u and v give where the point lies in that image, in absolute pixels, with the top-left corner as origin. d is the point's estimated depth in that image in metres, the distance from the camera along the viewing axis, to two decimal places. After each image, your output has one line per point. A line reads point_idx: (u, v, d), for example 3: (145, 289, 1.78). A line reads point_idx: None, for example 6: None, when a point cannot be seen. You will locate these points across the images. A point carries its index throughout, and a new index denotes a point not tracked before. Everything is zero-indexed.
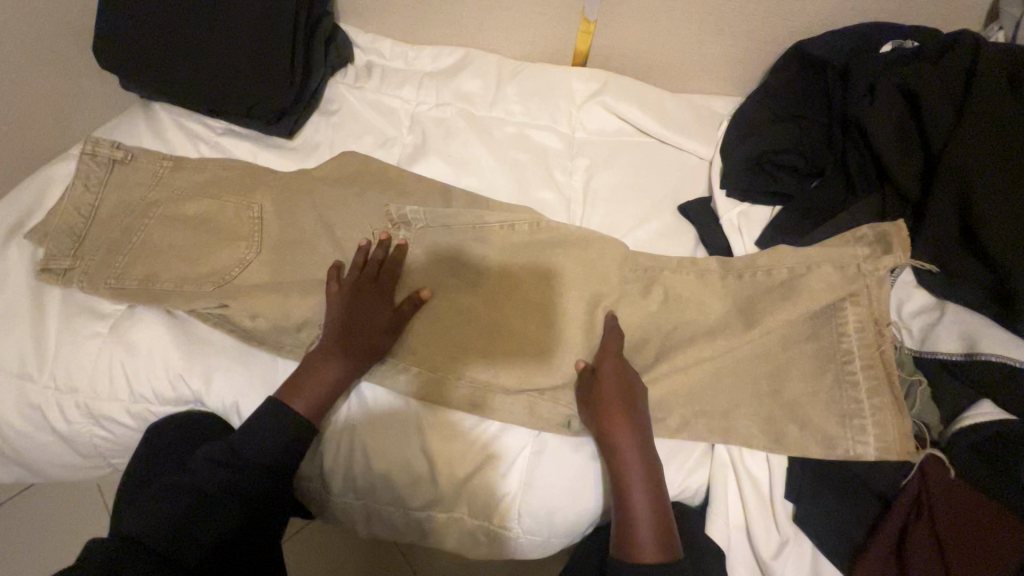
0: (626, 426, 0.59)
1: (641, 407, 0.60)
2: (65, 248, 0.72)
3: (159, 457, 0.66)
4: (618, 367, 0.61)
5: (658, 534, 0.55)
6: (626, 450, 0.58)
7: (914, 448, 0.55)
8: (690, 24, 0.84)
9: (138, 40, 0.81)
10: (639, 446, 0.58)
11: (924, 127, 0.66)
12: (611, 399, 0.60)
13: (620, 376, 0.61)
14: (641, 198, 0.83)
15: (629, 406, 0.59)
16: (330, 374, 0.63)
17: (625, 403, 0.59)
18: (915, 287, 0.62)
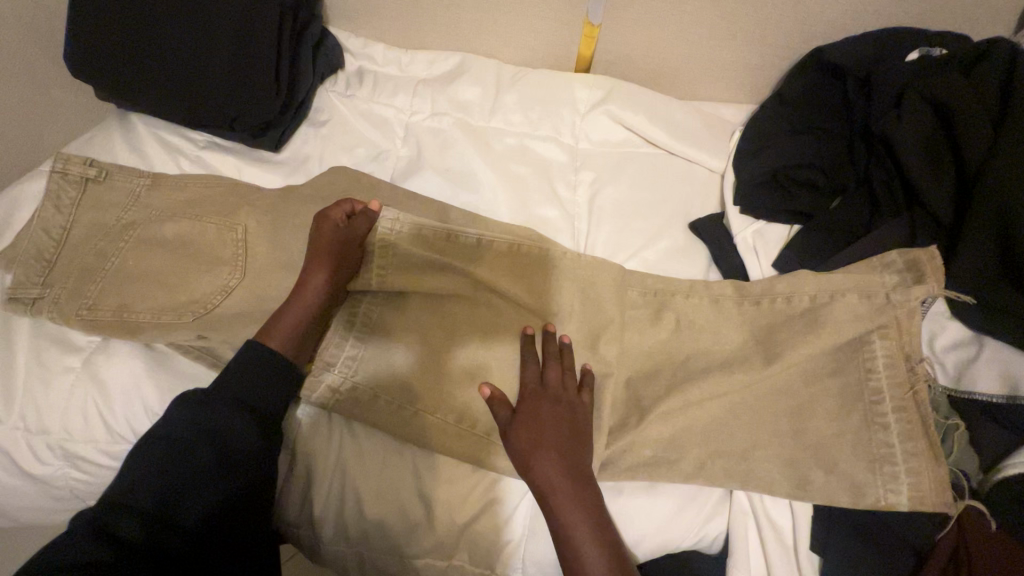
0: (555, 475, 0.54)
1: (567, 448, 0.56)
2: (33, 275, 0.66)
3: None
4: (534, 413, 0.57)
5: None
6: (559, 505, 0.53)
7: (951, 498, 0.51)
8: (701, 28, 0.79)
9: (110, 49, 0.76)
10: (577, 491, 0.54)
11: (957, 147, 0.62)
12: (532, 445, 0.56)
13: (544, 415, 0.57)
14: (650, 214, 0.78)
15: (549, 455, 0.55)
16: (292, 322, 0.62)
17: (544, 452, 0.55)
18: (948, 319, 0.59)
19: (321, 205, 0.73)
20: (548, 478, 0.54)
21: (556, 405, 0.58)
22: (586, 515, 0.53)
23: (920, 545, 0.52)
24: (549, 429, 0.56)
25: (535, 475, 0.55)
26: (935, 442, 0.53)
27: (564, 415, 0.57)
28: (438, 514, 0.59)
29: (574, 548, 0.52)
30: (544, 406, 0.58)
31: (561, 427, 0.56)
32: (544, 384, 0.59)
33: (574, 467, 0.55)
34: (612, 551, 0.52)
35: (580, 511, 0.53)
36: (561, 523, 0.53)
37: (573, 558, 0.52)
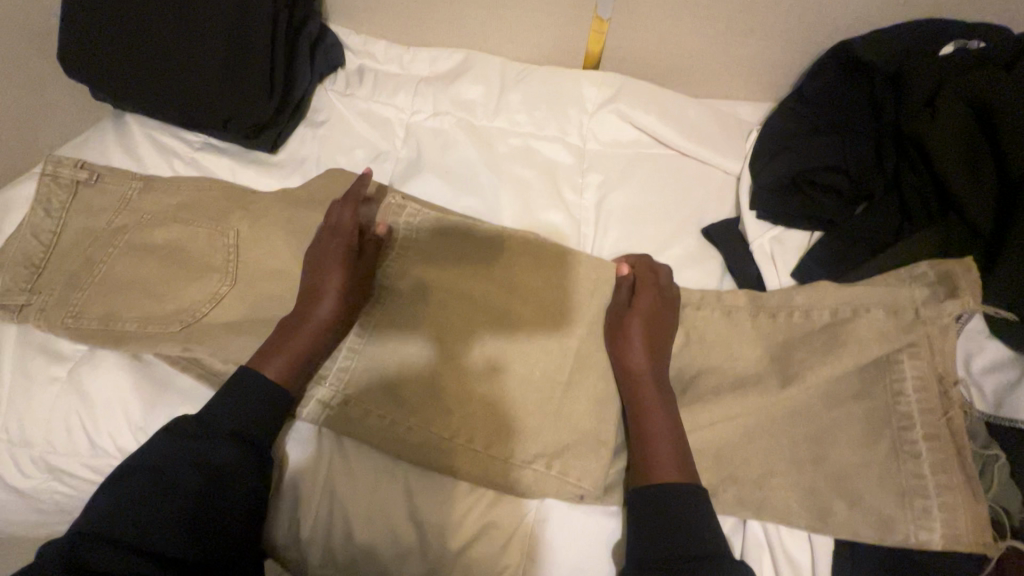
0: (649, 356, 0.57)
1: (664, 340, 0.59)
2: (21, 281, 0.65)
3: None
4: (647, 300, 0.60)
5: (677, 464, 0.52)
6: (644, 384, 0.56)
7: (992, 539, 0.46)
8: (716, 23, 0.75)
9: (100, 49, 0.74)
10: (660, 380, 0.56)
11: (1000, 147, 0.57)
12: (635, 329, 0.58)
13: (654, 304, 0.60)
14: (661, 220, 0.74)
15: (650, 338, 0.58)
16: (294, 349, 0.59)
17: (647, 336, 0.58)
18: (986, 338, 0.54)
19: (318, 209, 0.71)
20: (642, 355, 0.57)
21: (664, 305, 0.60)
22: (665, 400, 0.55)
23: None
24: (656, 319, 0.59)
25: (631, 348, 0.57)
26: (972, 475, 0.48)
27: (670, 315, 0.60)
28: (428, 538, 0.56)
29: (645, 422, 0.54)
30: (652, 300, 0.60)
31: (663, 323, 0.59)
32: (659, 283, 0.62)
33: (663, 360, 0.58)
34: (677, 439, 0.54)
35: (661, 393, 0.56)
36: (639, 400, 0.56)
37: (641, 431, 0.54)
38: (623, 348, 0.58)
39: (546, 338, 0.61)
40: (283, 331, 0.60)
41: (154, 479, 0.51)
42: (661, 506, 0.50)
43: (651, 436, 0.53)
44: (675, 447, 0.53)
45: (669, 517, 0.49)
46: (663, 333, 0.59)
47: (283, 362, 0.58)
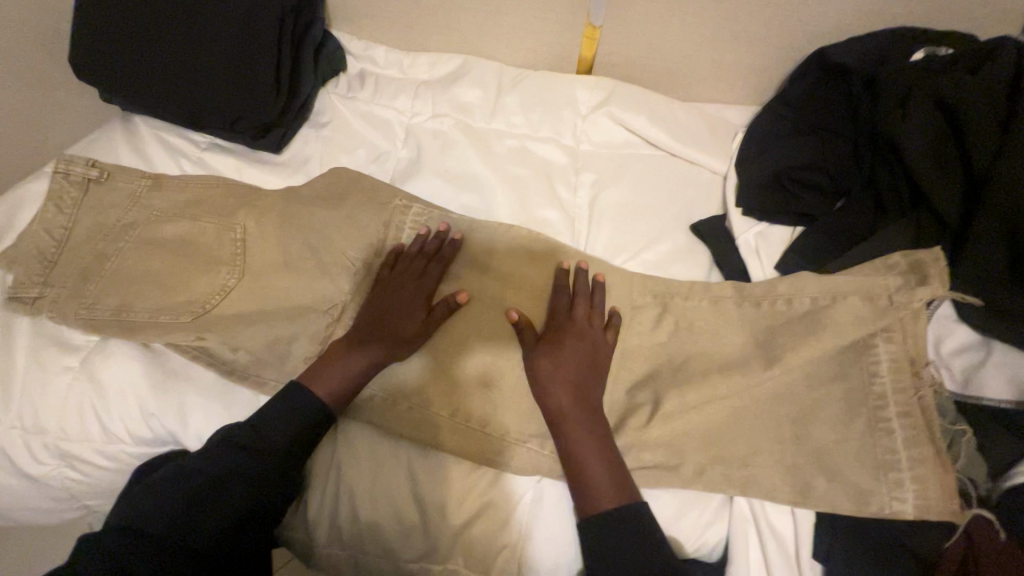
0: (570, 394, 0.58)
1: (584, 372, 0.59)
2: (35, 275, 0.67)
3: None
4: (561, 336, 0.60)
5: (614, 490, 0.54)
6: (569, 419, 0.57)
7: (961, 508, 0.50)
8: (702, 30, 0.79)
9: (113, 53, 0.77)
10: (586, 414, 0.57)
11: (966, 145, 0.61)
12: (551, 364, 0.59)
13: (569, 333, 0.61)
14: (652, 216, 0.77)
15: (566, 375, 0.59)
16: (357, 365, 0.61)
17: (567, 368, 0.59)
18: (956, 322, 0.57)
19: (320, 205, 0.72)
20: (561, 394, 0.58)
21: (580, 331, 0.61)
22: (591, 435, 0.56)
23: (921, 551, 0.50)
24: (571, 350, 0.60)
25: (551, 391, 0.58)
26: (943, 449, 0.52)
27: (586, 337, 0.61)
28: (430, 517, 0.58)
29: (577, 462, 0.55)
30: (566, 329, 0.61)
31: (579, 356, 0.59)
32: (571, 319, 0.62)
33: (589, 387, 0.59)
34: (611, 469, 0.55)
35: (586, 428, 0.56)
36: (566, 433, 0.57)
37: (573, 469, 0.55)
38: (544, 392, 0.59)
39: (536, 327, 0.64)
40: (355, 336, 0.62)
41: (170, 485, 0.54)
42: (609, 529, 0.52)
43: (584, 473, 0.55)
44: (611, 478, 0.55)
45: (619, 535, 0.52)
46: (583, 360, 0.60)
47: (353, 368, 0.61)
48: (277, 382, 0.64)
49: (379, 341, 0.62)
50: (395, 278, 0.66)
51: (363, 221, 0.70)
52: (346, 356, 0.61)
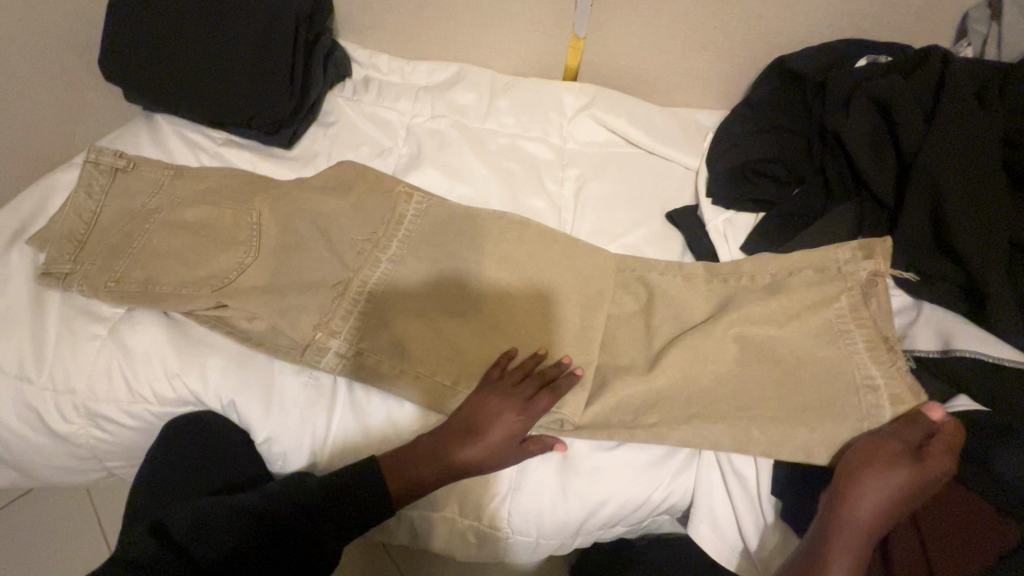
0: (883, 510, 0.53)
1: (908, 503, 0.54)
2: (66, 253, 0.73)
3: (175, 455, 0.70)
4: (927, 465, 0.53)
5: None
6: (846, 537, 0.52)
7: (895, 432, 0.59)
8: (675, 40, 0.88)
9: (140, 55, 0.83)
10: (860, 543, 0.52)
11: (896, 137, 0.70)
12: (876, 477, 0.54)
13: (926, 470, 0.53)
14: (631, 206, 0.85)
15: (895, 499, 0.53)
16: (431, 471, 0.62)
17: (891, 495, 0.53)
18: (894, 290, 0.67)
19: (329, 194, 0.79)
20: (869, 510, 0.53)
21: (936, 469, 0.53)
22: (859, 564, 0.52)
23: None
24: (909, 484, 0.53)
25: (859, 493, 0.53)
26: (906, 399, 0.59)
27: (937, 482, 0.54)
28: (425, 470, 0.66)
29: (827, 566, 0.51)
30: (929, 461, 0.54)
31: (917, 488, 0.53)
32: (939, 467, 0.53)
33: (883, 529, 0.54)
34: None
35: (873, 536, 0.53)
36: (832, 548, 0.52)
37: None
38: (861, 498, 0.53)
39: (527, 314, 0.71)
40: (444, 439, 0.62)
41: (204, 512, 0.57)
42: None
43: None
44: None
45: None
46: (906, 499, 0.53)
47: (426, 472, 0.62)
48: (290, 348, 0.70)
49: (471, 451, 0.62)
50: (499, 392, 0.63)
51: (370, 208, 0.78)
52: (425, 462, 0.62)
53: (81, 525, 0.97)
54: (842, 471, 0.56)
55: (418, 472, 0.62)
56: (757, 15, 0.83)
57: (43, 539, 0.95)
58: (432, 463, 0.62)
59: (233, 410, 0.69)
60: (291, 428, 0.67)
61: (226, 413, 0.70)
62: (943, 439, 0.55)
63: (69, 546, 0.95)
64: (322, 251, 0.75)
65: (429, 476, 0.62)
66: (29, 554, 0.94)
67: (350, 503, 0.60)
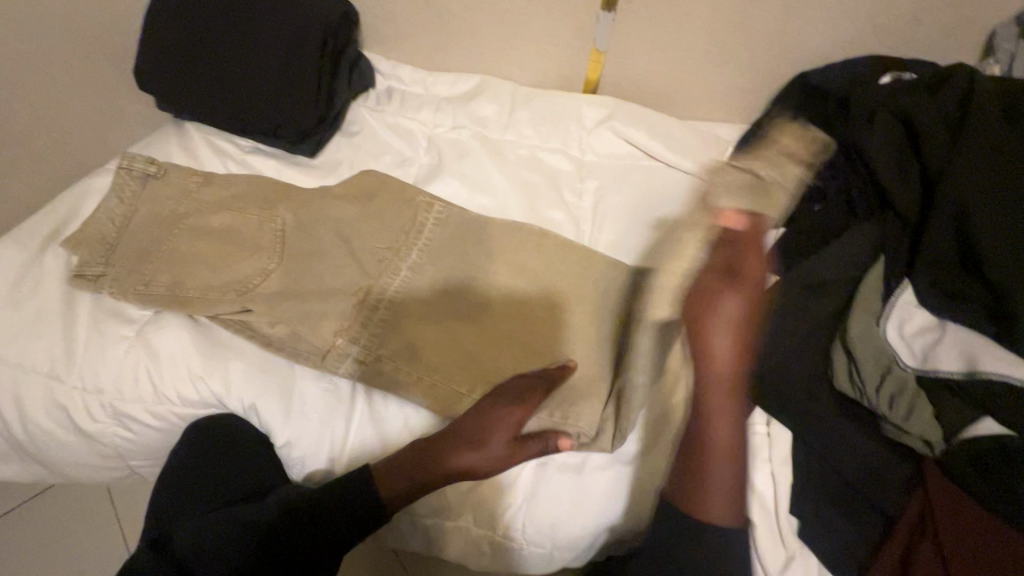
0: (729, 353, 0.66)
1: (749, 344, 0.67)
2: (98, 256, 0.75)
3: (195, 462, 0.70)
4: (733, 310, 0.67)
5: (725, 505, 0.62)
6: (715, 399, 0.65)
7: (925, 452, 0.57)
8: (696, 55, 0.89)
9: (172, 65, 0.86)
10: (733, 406, 0.64)
11: (921, 155, 0.70)
12: (714, 330, 0.67)
13: (749, 311, 0.67)
14: (649, 218, 0.85)
15: (732, 338, 0.66)
16: (435, 470, 0.62)
17: (730, 340, 0.66)
18: (915, 306, 0.64)
19: (351, 203, 0.80)
20: (718, 354, 0.66)
21: (750, 304, 0.67)
22: (733, 418, 0.64)
23: (890, 510, 0.58)
24: (738, 326, 0.67)
25: (710, 352, 0.66)
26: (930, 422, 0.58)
27: (755, 312, 0.68)
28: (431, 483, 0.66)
29: (704, 428, 0.64)
30: (741, 305, 0.67)
31: (741, 329, 0.66)
32: (750, 308, 0.67)
33: (742, 381, 0.66)
34: (730, 441, 0.63)
35: (733, 385, 0.65)
36: (705, 411, 0.65)
37: (698, 451, 0.63)
38: (709, 362, 0.66)
39: (545, 325, 0.71)
40: (446, 440, 0.63)
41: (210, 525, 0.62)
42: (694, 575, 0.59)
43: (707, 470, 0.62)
44: (731, 434, 0.64)
45: None
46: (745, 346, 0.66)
47: (431, 472, 0.63)
48: (310, 353, 0.71)
49: (474, 452, 0.63)
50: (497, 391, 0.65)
51: (391, 217, 0.79)
52: (429, 463, 0.63)
53: (104, 525, 0.99)
54: (686, 338, 0.69)
55: (423, 471, 0.63)
56: (778, 30, 0.84)
57: (68, 536, 0.97)
58: (436, 463, 0.63)
59: (253, 414, 0.70)
60: (311, 433, 0.68)
61: (246, 417, 0.71)
62: (744, 278, 0.68)
63: (91, 542, 0.97)
64: (343, 258, 0.76)
65: (434, 476, 0.63)
66: (55, 550, 0.96)
67: (348, 517, 0.62)
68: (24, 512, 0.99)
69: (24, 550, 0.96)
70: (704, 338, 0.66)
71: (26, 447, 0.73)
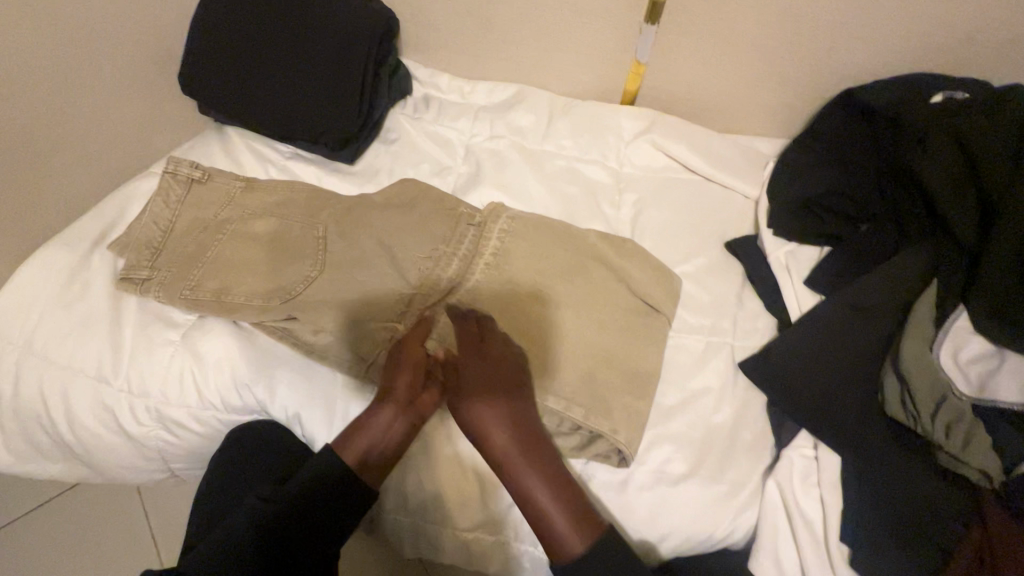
0: (507, 419, 0.63)
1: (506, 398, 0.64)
2: (143, 259, 0.75)
3: (238, 461, 0.74)
4: (479, 369, 0.64)
5: (576, 528, 0.59)
6: (510, 461, 0.62)
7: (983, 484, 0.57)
8: (739, 69, 0.88)
9: (217, 71, 0.87)
10: (513, 449, 0.62)
11: (977, 179, 0.69)
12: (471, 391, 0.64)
13: (489, 365, 0.65)
14: (690, 233, 0.85)
15: (509, 412, 0.63)
16: (381, 428, 0.64)
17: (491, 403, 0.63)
18: (971, 333, 0.63)
19: (391, 211, 0.80)
20: (491, 426, 0.63)
21: (484, 364, 0.65)
22: (550, 469, 0.62)
23: (946, 544, 0.56)
24: (491, 383, 0.64)
25: (477, 415, 0.64)
26: (989, 453, 0.57)
27: (506, 375, 0.65)
28: (470, 499, 0.66)
29: (522, 481, 0.61)
30: (482, 363, 0.65)
31: (494, 387, 0.64)
32: (485, 364, 0.65)
33: (520, 432, 0.63)
34: (525, 489, 0.61)
35: (512, 440, 0.62)
36: (508, 466, 0.62)
37: (527, 506, 0.61)
38: (520, 422, 0.63)
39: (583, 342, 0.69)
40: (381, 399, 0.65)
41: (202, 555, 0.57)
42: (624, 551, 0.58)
43: (540, 511, 0.60)
44: (541, 480, 0.61)
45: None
46: (509, 395, 0.64)
47: (377, 431, 0.64)
48: (351, 363, 0.70)
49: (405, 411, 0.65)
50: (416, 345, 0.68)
51: (431, 226, 0.79)
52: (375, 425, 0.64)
53: (138, 527, 1.00)
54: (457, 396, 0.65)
55: (371, 435, 0.64)
56: (824, 45, 0.83)
57: (103, 537, 0.98)
58: (381, 420, 0.64)
59: (296, 423, 0.71)
60: None
61: (289, 425, 0.72)
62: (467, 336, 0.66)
63: (123, 542, 0.98)
64: (383, 267, 0.75)
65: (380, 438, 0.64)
66: (92, 550, 0.97)
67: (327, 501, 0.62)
68: (56, 511, 1.00)
69: (60, 551, 0.97)
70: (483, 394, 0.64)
71: (70, 448, 0.74)
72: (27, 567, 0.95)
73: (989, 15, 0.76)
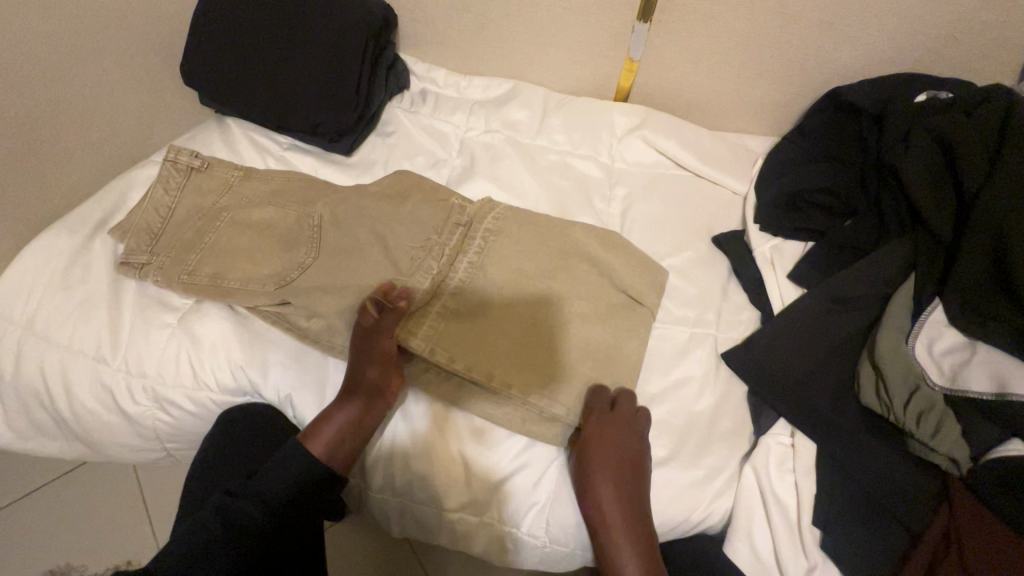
0: (619, 500, 0.63)
1: (627, 480, 0.65)
2: (143, 244, 0.77)
3: (223, 450, 0.72)
4: (609, 449, 0.65)
5: None
6: (612, 537, 0.62)
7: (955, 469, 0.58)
8: (729, 67, 0.90)
9: (218, 62, 0.89)
10: (622, 531, 0.63)
11: (957, 176, 0.70)
12: (596, 467, 0.65)
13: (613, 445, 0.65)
14: (678, 227, 0.86)
15: (615, 484, 0.64)
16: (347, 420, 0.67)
17: (609, 482, 0.64)
18: (946, 327, 0.64)
19: (386, 201, 0.82)
20: (601, 502, 0.63)
21: (618, 447, 0.65)
22: (645, 552, 0.62)
23: (914, 527, 0.58)
24: (617, 463, 0.65)
25: (589, 488, 0.64)
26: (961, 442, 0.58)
27: (634, 460, 0.66)
28: (454, 478, 0.68)
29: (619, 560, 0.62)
30: (611, 441, 0.65)
31: (619, 468, 0.65)
32: (617, 444, 0.65)
33: (632, 515, 0.64)
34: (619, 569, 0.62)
35: (620, 520, 0.63)
36: (609, 543, 0.63)
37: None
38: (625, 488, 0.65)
39: (568, 330, 0.72)
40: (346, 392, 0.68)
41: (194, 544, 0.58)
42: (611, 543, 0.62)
43: None
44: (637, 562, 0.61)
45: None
46: (626, 475, 0.65)
47: (342, 423, 0.67)
48: (343, 347, 0.72)
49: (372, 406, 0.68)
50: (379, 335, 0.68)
51: (424, 216, 0.81)
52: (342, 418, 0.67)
53: (133, 508, 1.02)
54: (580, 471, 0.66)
55: (339, 428, 0.67)
56: (813, 45, 0.84)
57: (98, 517, 1.01)
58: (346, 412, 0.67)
59: (289, 405, 0.73)
60: None
61: (282, 407, 0.74)
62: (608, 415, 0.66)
63: (119, 523, 1.00)
64: (376, 255, 0.77)
65: (347, 430, 0.67)
66: (88, 529, 0.99)
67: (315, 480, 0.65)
68: (52, 491, 1.02)
69: (56, 530, 0.99)
70: (599, 469, 0.65)
71: (70, 426, 0.76)
72: (25, 548, 0.97)
73: (976, 17, 0.77)
